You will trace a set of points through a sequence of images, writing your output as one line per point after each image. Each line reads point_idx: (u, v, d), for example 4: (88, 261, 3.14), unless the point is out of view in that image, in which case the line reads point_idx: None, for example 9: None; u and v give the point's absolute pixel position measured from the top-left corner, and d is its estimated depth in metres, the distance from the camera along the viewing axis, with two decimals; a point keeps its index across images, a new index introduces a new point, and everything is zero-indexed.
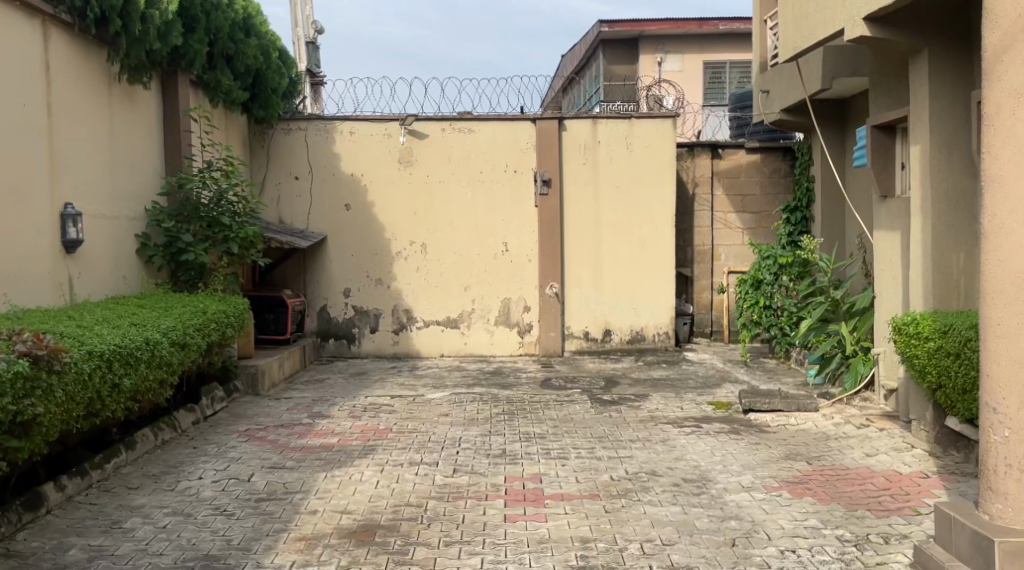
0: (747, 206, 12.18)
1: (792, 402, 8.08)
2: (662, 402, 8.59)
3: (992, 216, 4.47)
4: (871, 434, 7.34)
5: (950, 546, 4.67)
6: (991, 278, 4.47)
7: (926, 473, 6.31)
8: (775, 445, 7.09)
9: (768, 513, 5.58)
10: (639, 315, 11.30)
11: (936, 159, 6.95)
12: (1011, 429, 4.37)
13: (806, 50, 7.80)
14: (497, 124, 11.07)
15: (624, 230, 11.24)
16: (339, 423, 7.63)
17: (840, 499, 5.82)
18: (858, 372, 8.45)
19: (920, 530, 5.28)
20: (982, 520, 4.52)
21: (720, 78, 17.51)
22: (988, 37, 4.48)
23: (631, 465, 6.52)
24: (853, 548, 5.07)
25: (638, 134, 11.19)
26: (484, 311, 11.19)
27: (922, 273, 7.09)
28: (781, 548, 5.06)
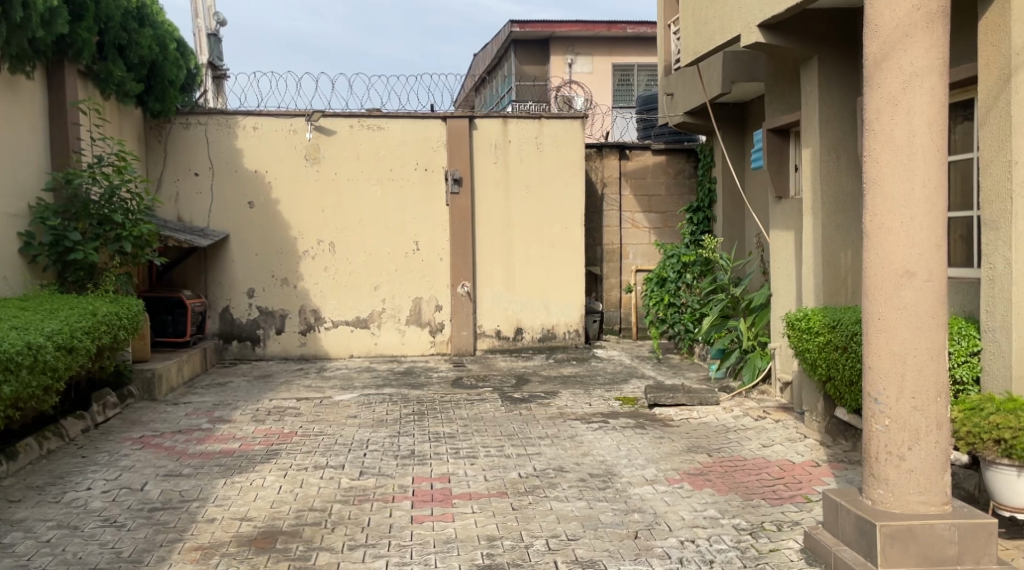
0: (653, 205, 12.44)
1: (694, 396, 8.30)
2: (571, 398, 8.71)
3: (872, 218, 4.68)
4: (768, 425, 7.60)
5: (836, 531, 4.84)
6: (871, 275, 4.68)
7: (817, 461, 6.57)
8: (679, 438, 7.28)
9: (670, 505, 5.73)
10: (549, 314, 11.47)
11: (825, 161, 7.24)
12: (890, 417, 4.60)
13: (705, 54, 8.01)
14: (406, 121, 11.04)
15: (534, 229, 11.38)
16: (240, 428, 7.50)
17: (737, 489, 6.01)
18: (757, 366, 8.72)
19: (811, 517, 5.50)
20: (865, 505, 4.71)
21: (628, 81, 17.82)
22: (868, 46, 4.70)
23: (540, 462, 6.60)
24: (748, 536, 5.24)
25: (547, 134, 11.35)
26: (394, 311, 11.13)
27: (813, 270, 7.38)
28: (681, 539, 5.21)
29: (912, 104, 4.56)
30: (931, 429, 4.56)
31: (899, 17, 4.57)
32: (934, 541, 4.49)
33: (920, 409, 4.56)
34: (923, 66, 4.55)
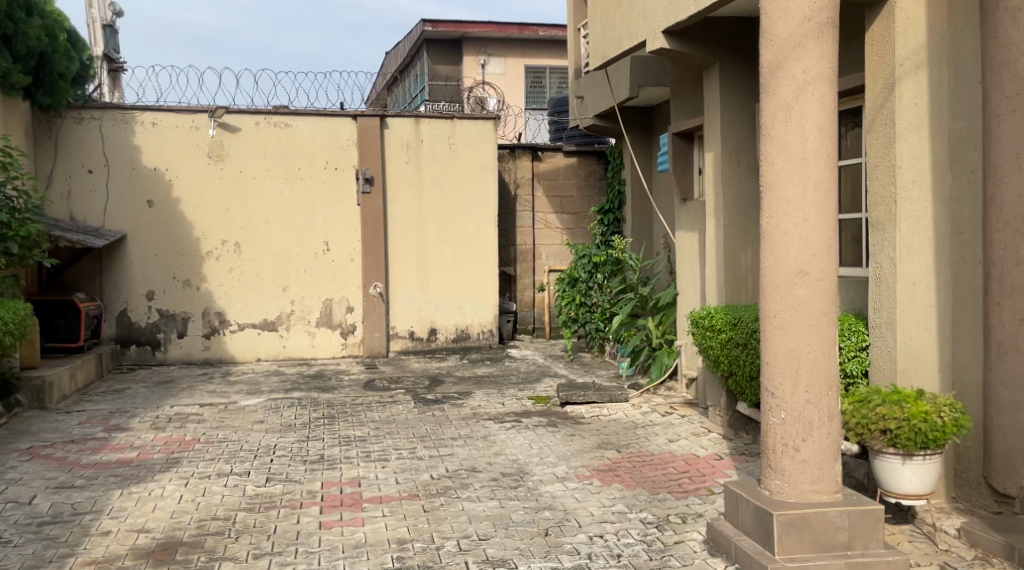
0: (565, 206, 12.61)
1: (605, 393, 8.46)
2: (484, 399, 8.78)
3: (769, 219, 4.87)
4: (675, 420, 7.80)
5: (737, 522, 5.00)
6: (767, 275, 4.87)
7: (720, 455, 6.79)
8: (589, 435, 7.42)
9: (580, 501, 5.84)
10: (463, 314, 11.54)
11: (727, 164, 7.47)
12: (786, 411, 4.78)
13: (612, 59, 8.18)
14: (315, 119, 10.95)
15: (447, 230, 11.44)
16: (138, 436, 7.33)
17: (645, 483, 6.18)
18: (664, 363, 8.94)
19: (714, 508, 5.68)
20: (763, 495, 4.88)
21: (541, 83, 17.99)
22: (763, 55, 4.89)
23: (452, 463, 6.64)
24: (654, 529, 5.39)
25: (460, 134, 11.44)
26: (303, 313, 11.01)
27: (716, 270, 7.62)
28: (590, 534, 5.32)
29: (805, 110, 4.76)
30: (823, 421, 4.74)
31: (792, 28, 4.78)
32: (827, 528, 4.65)
33: (813, 402, 4.74)
34: (814, 75, 4.76)
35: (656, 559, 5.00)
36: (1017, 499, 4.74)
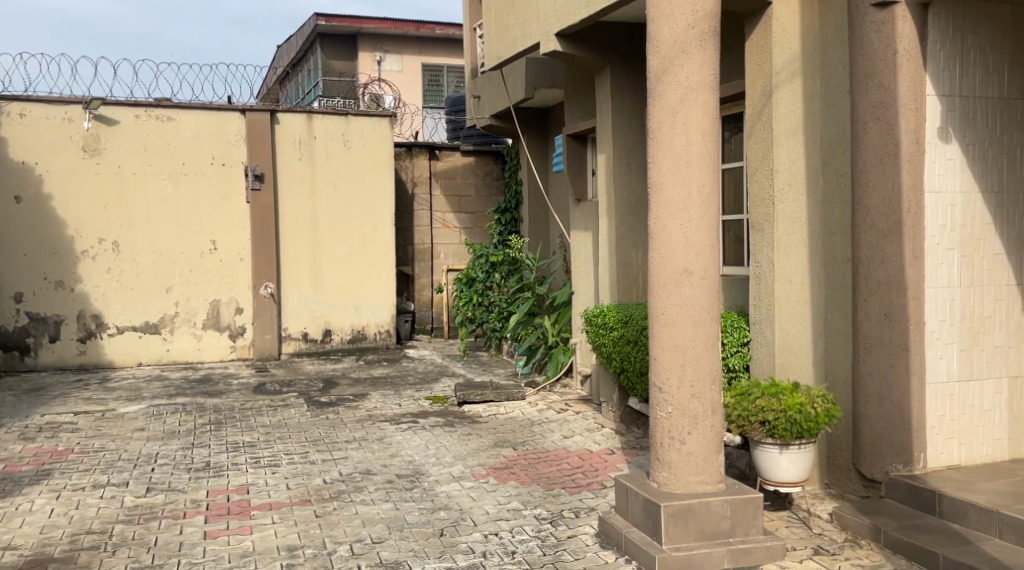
0: (463, 206, 12.69)
1: (502, 392, 8.56)
2: (380, 400, 8.77)
3: (656, 219, 4.97)
4: (569, 417, 7.96)
5: (627, 514, 5.02)
6: (657, 273, 4.95)
7: (612, 449, 6.96)
8: (486, 434, 7.51)
9: (475, 500, 5.92)
10: (359, 314, 11.51)
11: (618, 166, 7.67)
12: (672, 405, 4.85)
13: (507, 60, 8.29)
14: (201, 113, 10.71)
15: (341, 229, 11.37)
16: (6, 447, 7.05)
17: (540, 480, 6.30)
18: (560, 360, 9.09)
19: (606, 502, 5.84)
20: (652, 488, 4.90)
21: (438, 81, 18.00)
22: (650, 60, 5.00)
23: (346, 466, 6.64)
24: (548, 524, 5.48)
25: (355, 131, 11.41)
26: (189, 314, 10.76)
27: (609, 268, 7.81)
28: (485, 533, 5.38)
29: (690, 114, 4.89)
30: (708, 414, 4.84)
31: (676, 35, 4.92)
32: (709, 517, 4.68)
33: (698, 397, 4.83)
34: (698, 81, 4.89)
35: (549, 555, 5.04)
36: (883, 483, 5.03)
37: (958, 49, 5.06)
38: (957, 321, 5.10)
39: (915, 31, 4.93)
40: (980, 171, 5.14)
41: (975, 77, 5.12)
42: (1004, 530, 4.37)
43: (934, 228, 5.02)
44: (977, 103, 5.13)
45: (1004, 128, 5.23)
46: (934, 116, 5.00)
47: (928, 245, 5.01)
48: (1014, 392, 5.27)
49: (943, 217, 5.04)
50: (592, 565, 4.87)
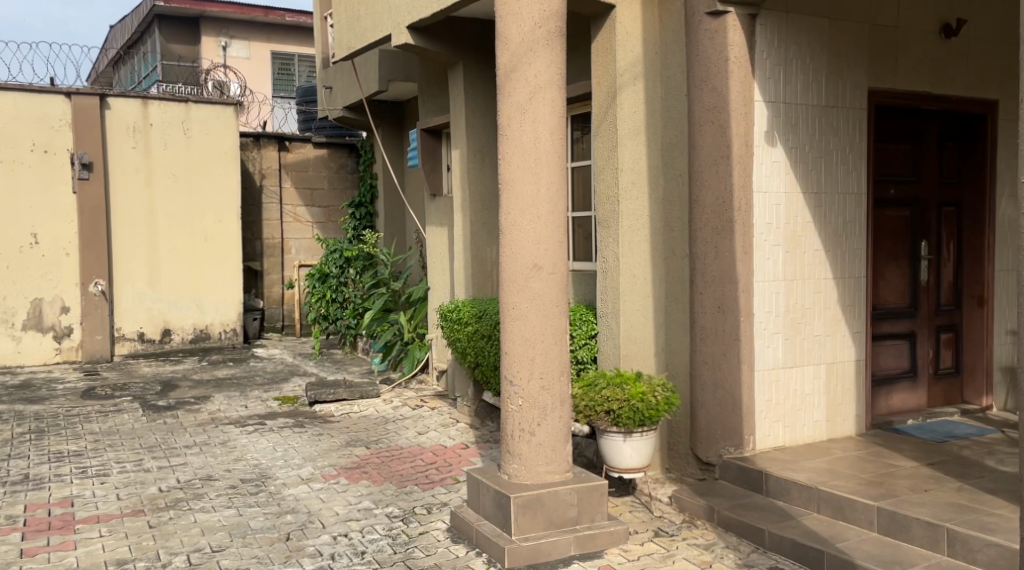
0: (315, 199, 12.51)
1: (355, 390, 8.49)
2: (224, 402, 8.56)
3: (507, 215, 4.78)
4: (424, 413, 8.00)
5: (479, 508, 4.89)
6: (508, 270, 4.79)
7: (466, 444, 7.02)
8: (338, 434, 7.45)
9: (324, 501, 5.71)
10: (203, 312, 11.22)
11: (471, 161, 7.74)
12: (523, 398, 4.70)
13: (358, 50, 8.24)
14: (20, 95, 10.06)
15: (181, 224, 11.04)
16: None
17: (392, 478, 6.19)
18: (416, 357, 9.07)
19: (458, 496, 5.74)
20: (503, 480, 4.76)
21: (289, 70, 17.67)
22: (500, 54, 4.80)
23: (184, 473, 6.38)
24: (399, 522, 5.28)
25: (195, 118, 11.08)
26: (6, 314, 10.11)
27: (463, 264, 7.89)
28: (334, 535, 5.13)
29: (537, 113, 4.75)
30: (556, 406, 4.74)
31: (524, 35, 4.73)
32: (558, 507, 4.62)
33: (547, 388, 4.71)
34: (546, 79, 4.76)
35: (400, 553, 4.81)
36: (717, 465, 5.33)
37: (782, 58, 5.41)
38: (781, 312, 5.47)
39: (744, 40, 5.25)
40: (802, 173, 5.51)
41: (797, 85, 5.48)
42: (821, 504, 4.71)
43: (761, 225, 5.37)
44: (799, 109, 5.50)
45: (823, 134, 5.60)
46: (761, 121, 5.34)
47: (757, 241, 5.35)
48: (832, 377, 5.68)
49: (770, 215, 5.40)
50: (442, 560, 4.66)
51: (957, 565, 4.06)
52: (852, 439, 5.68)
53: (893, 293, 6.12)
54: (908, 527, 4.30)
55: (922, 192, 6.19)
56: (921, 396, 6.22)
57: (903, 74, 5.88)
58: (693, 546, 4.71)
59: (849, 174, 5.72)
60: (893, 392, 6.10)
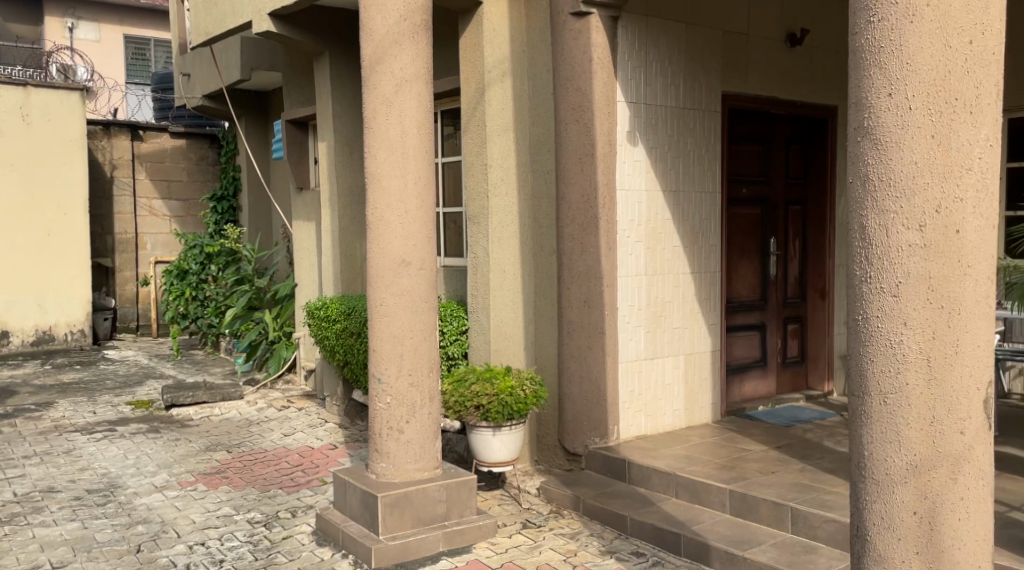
0: (172, 192, 12.07)
1: (216, 392, 8.25)
2: (70, 409, 8.17)
3: (373, 210, 4.68)
4: (291, 414, 7.87)
5: (345, 508, 4.81)
6: (375, 267, 4.68)
7: (334, 445, 6.94)
8: (196, 439, 7.22)
9: (179, 510, 5.49)
10: (46, 313, 10.67)
11: (338, 155, 7.63)
12: (391, 395, 4.64)
13: (217, 37, 7.96)
14: None
15: (20, 218, 10.48)
16: None
17: (255, 482, 6.05)
18: (282, 356, 8.90)
19: (325, 498, 5.66)
20: (371, 479, 4.70)
21: (145, 56, 16.95)
22: (364, 47, 4.67)
23: (23, 485, 6.05)
24: (262, 528, 5.15)
25: (36, 104, 10.52)
26: None
27: (331, 259, 7.78)
28: (189, 544, 4.93)
29: (403, 107, 4.64)
30: (425, 402, 4.71)
31: (388, 25, 4.61)
32: (426, 503, 4.60)
33: (416, 385, 4.67)
34: (411, 73, 4.65)
35: (261, 559, 4.68)
36: (583, 456, 5.48)
37: (642, 61, 5.58)
38: (643, 306, 5.65)
39: (606, 41, 5.38)
40: (661, 172, 5.70)
41: (657, 88, 5.66)
42: (679, 489, 4.90)
43: (624, 222, 5.52)
44: (659, 111, 5.68)
45: (681, 135, 5.81)
46: (624, 121, 5.50)
47: (620, 238, 5.51)
48: (690, 367, 5.91)
49: (631, 213, 5.56)
50: (307, 565, 4.56)
51: (800, 541, 4.29)
52: (708, 426, 5.93)
53: (745, 287, 6.41)
54: (756, 507, 4.52)
55: (771, 192, 6.53)
56: (770, 383, 6.55)
57: (754, 80, 6.16)
58: (560, 536, 4.81)
59: (704, 173, 5.95)
60: (745, 380, 6.39)
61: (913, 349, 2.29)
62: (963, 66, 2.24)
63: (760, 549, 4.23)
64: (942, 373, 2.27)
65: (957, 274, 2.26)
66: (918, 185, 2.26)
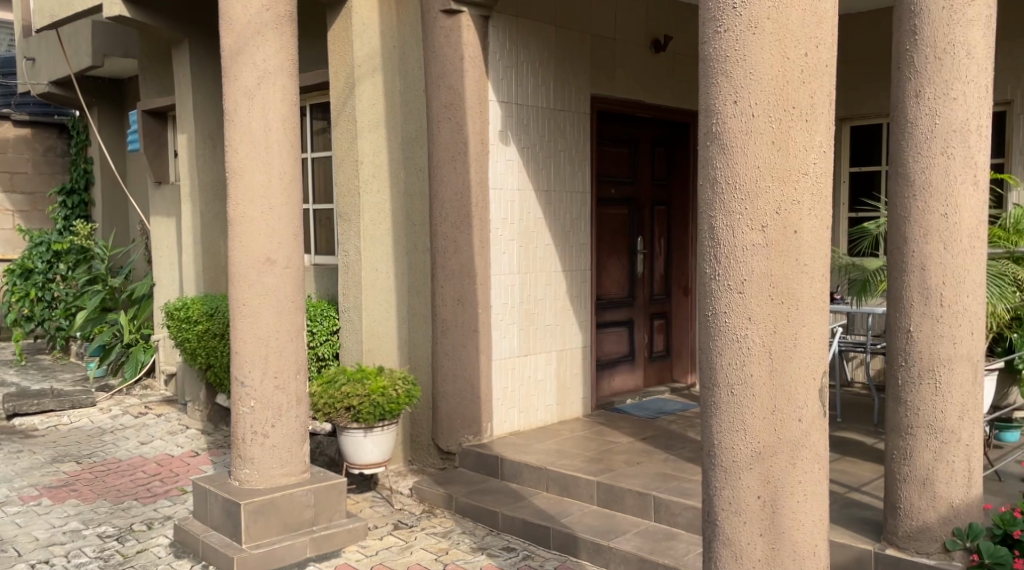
0: (17, 185, 11.39)
1: (65, 400, 7.86)
2: None
3: (235, 206, 4.53)
4: (149, 421, 7.57)
5: (205, 518, 4.65)
6: (237, 265, 4.53)
7: (195, 451, 6.71)
8: (43, 449, 6.85)
9: (21, 527, 5.19)
10: None
11: (199, 148, 7.36)
12: (255, 398, 4.51)
13: (65, 19, 7.54)
14: None
15: None
16: None
17: (107, 494, 5.78)
18: (139, 360, 8.56)
19: (184, 508, 5.46)
20: (232, 487, 4.55)
21: None
22: (223, 36, 4.52)
23: None
24: (113, 542, 4.92)
25: None
26: None
27: (193, 257, 7.51)
28: (32, 562, 4.66)
29: (266, 99, 4.50)
30: (291, 405, 4.59)
31: (250, 15, 4.46)
32: (292, 509, 4.48)
33: (281, 388, 4.55)
34: (275, 65, 4.52)
35: None
36: (456, 454, 5.46)
37: (513, 61, 5.60)
38: (515, 303, 5.68)
39: (477, 40, 5.38)
40: (533, 171, 5.74)
41: (528, 88, 5.70)
42: (550, 483, 4.95)
43: (496, 220, 5.54)
44: (530, 111, 5.71)
45: (552, 135, 5.86)
46: (496, 120, 5.51)
47: (492, 236, 5.52)
48: (562, 363, 5.98)
49: (504, 211, 5.58)
50: None
51: (663, 528, 4.40)
52: (580, 420, 6.01)
53: (613, 284, 6.52)
54: (622, 498, 4.61)
55: (638, 193, 6.67)
56: (638, 376, 6.71)
57: (620, 84, 6.28)
58: (431, 535, 4.78)
59: (574, 173, 6.03)
60: (614, 374, 6.52)
61: (756, 343, 2.37)
62: (800, 77, 2.34)
63: (624, 538, 4.31)
64: (782, 366, 2.37)
65: (794, 271, 2.36)
66: (760, 188, 2.34)
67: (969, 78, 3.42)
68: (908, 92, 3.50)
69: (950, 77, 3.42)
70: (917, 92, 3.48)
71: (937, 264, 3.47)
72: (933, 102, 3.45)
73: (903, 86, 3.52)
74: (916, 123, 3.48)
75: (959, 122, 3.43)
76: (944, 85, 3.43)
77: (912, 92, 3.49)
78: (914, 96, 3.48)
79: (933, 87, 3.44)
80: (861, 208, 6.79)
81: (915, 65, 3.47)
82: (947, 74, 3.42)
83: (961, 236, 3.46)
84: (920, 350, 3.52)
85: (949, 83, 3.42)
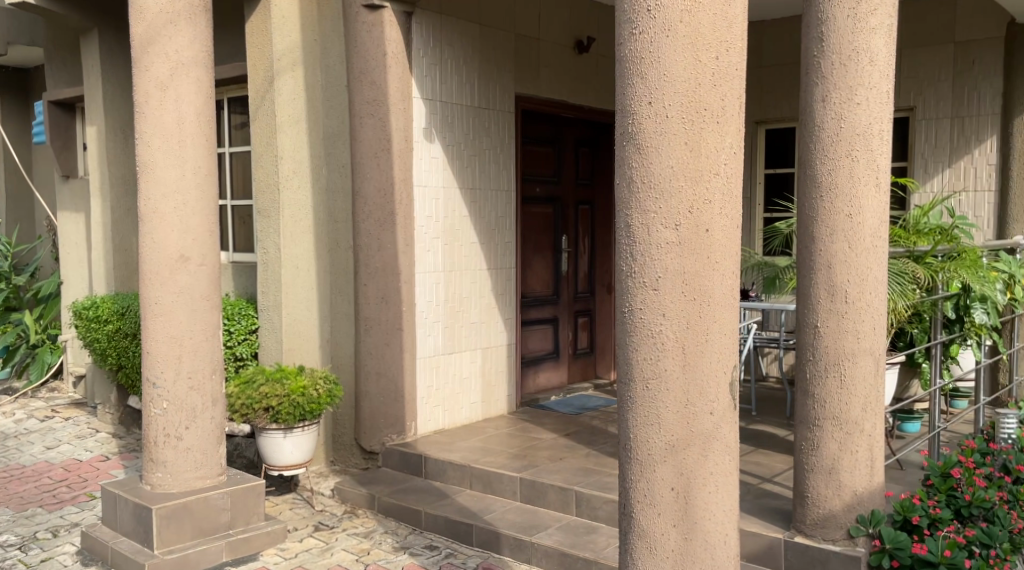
0: None
1: None
2: None
3: (146, 202, 4.40)
4: (56, 425, 7.32)
5: (114, 524, 4.51)
6: (149, 263, 4.41)
7: (105, 456, 6.50)
8: None
9: None
10: None
11: (110, 141, 7.14)
12: (168, 400, 4.40)
13: None
14: None
15: None
16: None
17: (10, 501, 5.56)
18: (45, 362, 8.30)
19: (92, 515, 5.29)
20: (143, 492, 4.43)
21: None
22: (133, 26, 4.38)
23: None
24: (15, 551, 4.74)
25: None
26: None
27: (104, 255, 7.28)
28: None
29: (180, 91, 4.39)
30: (207, 406, 4.48)
31: (162, 4, 4.33)
32: (207, 513, 4.38)
33: (196, 389, 4.44)
34: (189, 57, 4.41)
35: None
36: (380, 454, 5.41)
37: (438, 59, 5.57)
38: (440, 301, 5.65)
39: (399, 36, 5.33)
40: (457, 169, 5.72)
41: (452, 86, 5.67)
42: (473, 481, 4.94)
43: (420, 217, 5.50)
44: (454, 109, 5.69)
45: (477, 133, 5.84)
46: (420, 118, 5.47)
47: (417, 234, 5.48)
48: (487, 361, 5.97)
49: (428, 209, 5.54)
50: None
51: (584, 522, 4.43)
52: (505, 418, 6.01)
53: (538, 282, 6.54)
54: (544, 493, 4.62)
55: (562, 192, 6.70)
56: (562, 373, 6.74)
57: (545, 83, 6.30)
58: (353, 536, 4.73)
59: (500, 171, 6.02)
60: (538, 371, 6.54)
61: (670, 338, 2.39)
62: (711, 80, 2.36)
63: (546, 533, 4.33)
64: (695, 360, 2.40)
65: (706, 268, 2.39)
66: (674, 187, 2.37)
67: (872, 84, 3.51)
68: (816, 97, 3.58)
69: (854, 82, 3.51)
70: (824, 97, 3.56)
71: (843, 263, 3.56)
72: (839, 107, 3.53)
73: (811, 90, 3.60)
74: (824, 126, 3.57)
75: (863, 126, 3.52)
76: (849, 90, 3.52)
77: (820, 96, 3.57)
78: (822, 101, 3.56)
79: (839, 92, 3.53)
80: (774, 208, 6.94)
81: (822, 71, 3.56)
82: (851, 80, 3.51)
83: (864, 236, 3.55)
84: (826, 345, 3.61)
85: (853, 89, 3.51)
